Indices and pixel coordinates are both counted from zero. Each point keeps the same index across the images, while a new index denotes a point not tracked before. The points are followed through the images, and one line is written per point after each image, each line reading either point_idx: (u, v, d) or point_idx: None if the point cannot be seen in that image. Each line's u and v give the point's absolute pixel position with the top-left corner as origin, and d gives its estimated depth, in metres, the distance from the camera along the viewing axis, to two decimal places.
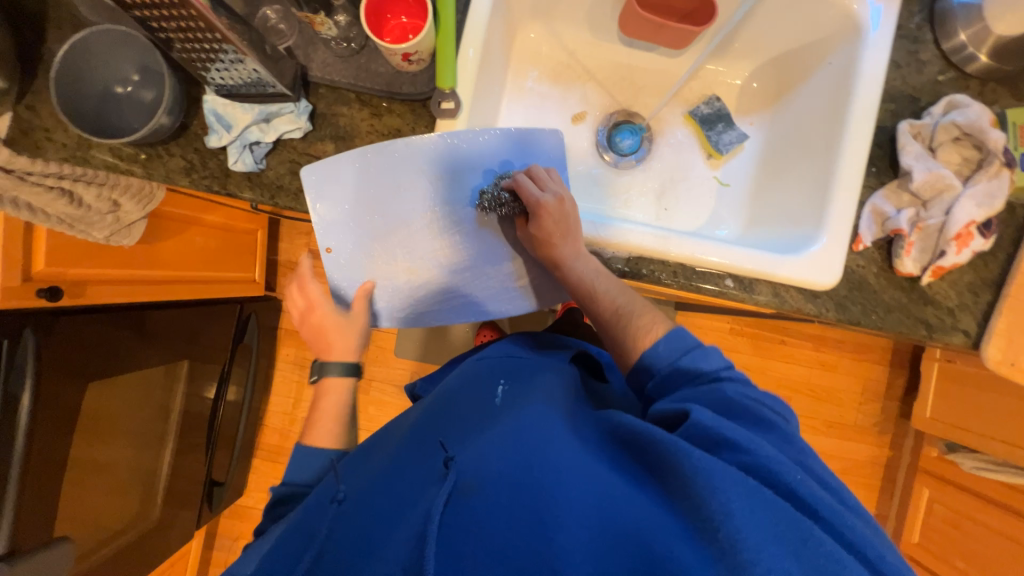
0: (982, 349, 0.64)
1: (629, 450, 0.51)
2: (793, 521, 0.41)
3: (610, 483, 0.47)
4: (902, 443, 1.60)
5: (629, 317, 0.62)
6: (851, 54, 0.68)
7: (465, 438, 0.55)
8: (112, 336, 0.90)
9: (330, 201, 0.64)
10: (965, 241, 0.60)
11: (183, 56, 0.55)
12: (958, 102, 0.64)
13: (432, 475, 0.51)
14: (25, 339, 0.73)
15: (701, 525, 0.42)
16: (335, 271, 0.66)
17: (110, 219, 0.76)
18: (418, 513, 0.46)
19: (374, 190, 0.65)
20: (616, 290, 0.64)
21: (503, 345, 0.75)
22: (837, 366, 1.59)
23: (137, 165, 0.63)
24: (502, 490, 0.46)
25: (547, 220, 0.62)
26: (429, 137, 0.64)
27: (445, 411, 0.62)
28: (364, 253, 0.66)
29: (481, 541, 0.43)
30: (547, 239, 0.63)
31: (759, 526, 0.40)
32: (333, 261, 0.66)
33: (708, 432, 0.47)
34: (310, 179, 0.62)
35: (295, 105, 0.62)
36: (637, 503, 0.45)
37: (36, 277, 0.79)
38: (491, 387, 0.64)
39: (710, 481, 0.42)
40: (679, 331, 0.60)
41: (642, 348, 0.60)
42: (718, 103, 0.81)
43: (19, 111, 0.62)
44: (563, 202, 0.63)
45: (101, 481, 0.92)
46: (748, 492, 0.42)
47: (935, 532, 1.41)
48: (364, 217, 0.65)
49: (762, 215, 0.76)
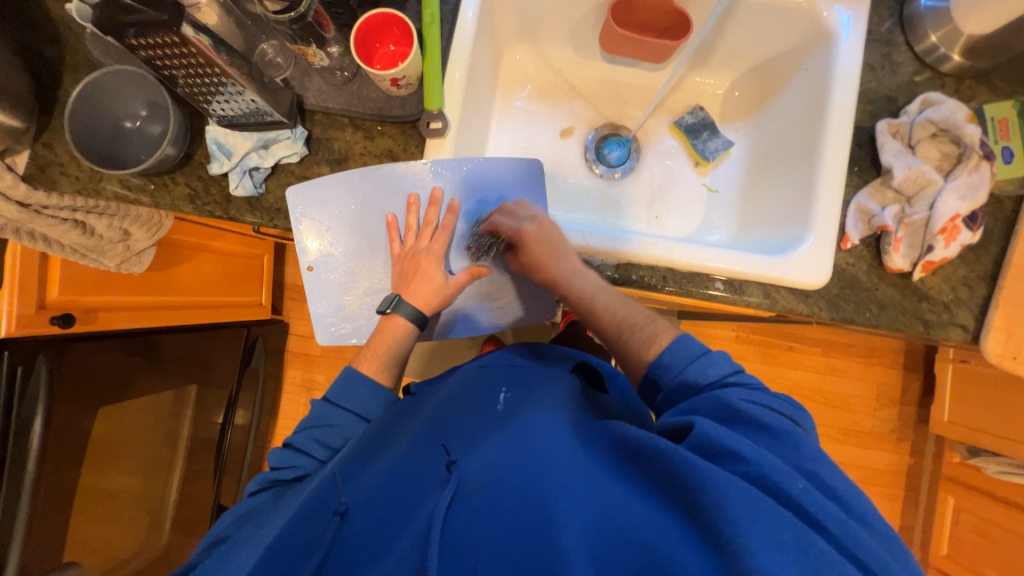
0: (982, 342, 0.63)
1: (634, 458, 0.50)
2: (798, 531, 0.40)
3: (613, 489, 0.46)
4: (923, 449, 1.55)
5: (631, 329, 0.62)
6: (826, 60, 0.70)
7: (470, 441, 0.54)
8: (121, 362, 0.92)
9: (316, 222, 0.66)
10: (952, 235, 0.60)
11: (186, 90, 0.59)
12: (932, 100, 0.65)
13: (432, 479, 0.51)
14: (38, 365, 0.75)
15: (707, 530, 0.42)
16: (314, 289, 0.67)
17: (121, 248, 0.79)
18: (421, 518, 0.46)
19: (361, 208, 0.67)
20: (615, 303, 0.64)
21: (505, 354, 0.74)
22: (848, 371, 1.56)
23: (144, 194, 0.66)
24: (506, 493, 0.46)
25: (533, 247, 0.65)
26: (410, 163, 0.66)
27: (446, 414, 0.61)
28: (346, 270, 0.68)
29: (482, 539, 0.43)
30: (539, 263, 0.65)
31: (765, 538, 0.39)
32: (315, 279, 0.67)
33: (711, 443, 0.47)
34: (293, 201, 0.65)
35: (292, 131, 0.66)
36: (640, 509, 0.45)
37: (50, 306, 0.82)
38: (493, 394, 0.63)
39: (717, 492, 0.42)
40: (685, 339, 0.59)
41: (648, 359, 0.60)
42: (702, 112, 0.83)
43: (38, 149, 0.66)
44: (544, 225, 0.65)
45: (110, 507, 0.93)
46: (751, 501, 0.41)
47: (964, 541, 1.35)
48: (348, 237, 0.67)
49: (751, 219, 0.77)
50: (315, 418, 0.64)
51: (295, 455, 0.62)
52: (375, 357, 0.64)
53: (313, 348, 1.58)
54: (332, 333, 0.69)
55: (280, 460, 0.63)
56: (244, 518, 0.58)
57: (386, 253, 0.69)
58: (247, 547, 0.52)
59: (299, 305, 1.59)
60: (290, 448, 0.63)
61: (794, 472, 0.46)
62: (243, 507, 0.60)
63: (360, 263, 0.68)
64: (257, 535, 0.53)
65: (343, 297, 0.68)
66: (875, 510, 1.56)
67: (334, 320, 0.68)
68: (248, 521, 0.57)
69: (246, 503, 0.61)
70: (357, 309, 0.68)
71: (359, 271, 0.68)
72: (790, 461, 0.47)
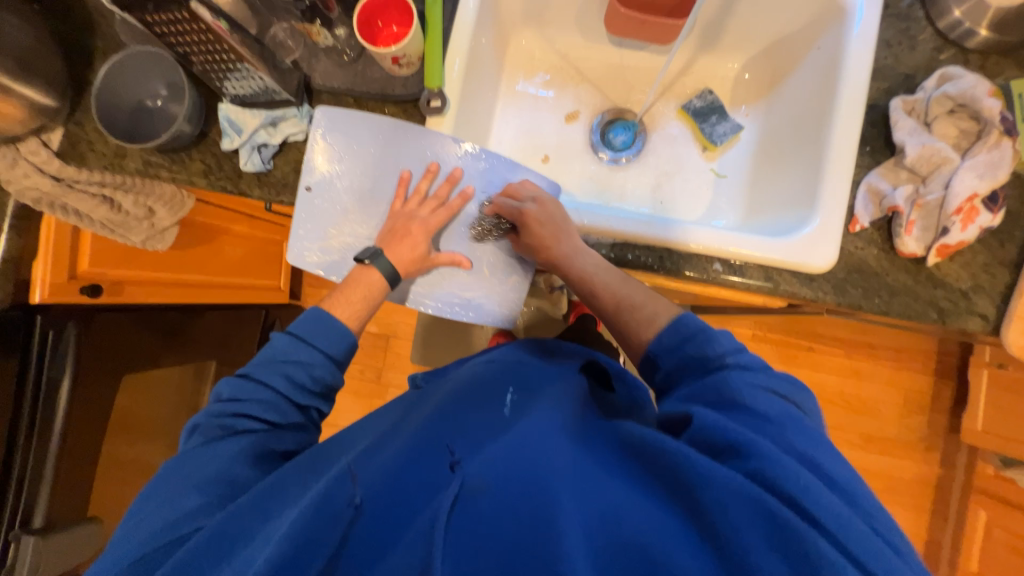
0: (1003, 333, 0.60)
1: (640, 459, 0.49)
2: (789, 530, 0.39)
3: (617, 491, 0.45)
4: (954, 461, 1.46)
5: (631, 309, 0.62)
6: (837, 37, 0.68)
7: (475, 442, 0.52)
8: (143, 338, 0.97)
9: (327, 155, 0.67)
10: (969, 216, 0.57)
11: (202, 68, 0.62)
12: (952, 74, 0.62)
13: (436, 476, 0.48)
14: (67, 331, 0.81)
15: (705, 530, 0.42)
16: (304, 210, 0.67)
17: (146, 225, 0.84)
18: (424, 519, 0.44)
19: (375, 157, 0.68)
20: (618, 284, 0.64)
21: (513, 350, 0.73)
22: (873, 375, 1.49)
23: (163, 169, 0.70)
24: (507, 496, 0.45)
25: (534, 226, 0.65)
26: (444, 137, 0.69)
27: (452, 408, 0.59)
28: (340, 208, 0.68)
29: (488, 543, 0.42)
30: (541, 246, 0.64)
31: (760, 534, 0.40)
32: (309, 200, 0.67)
33: (713, 433, 0.48)
34: (320, 120, 0.66)
35: (298, 110, 0.69)
36: (643, 509, 0.44)
37: (80, 276, 0.86)
38: (498, 394, 0.62)
39: (719, 495, 0.42)
40: (685, 318, 0.60)
41: (647, 339, 0.61)
42: (711, 95, 0.81)
43: (70, 127, 0.71)
44: (550, 205, 0.66)
45: (130, 471, 0.99)
46: (752, 503, 0.41)
47: (995, 560, 1.27)
48: (351, 176, 0.68)
49: (759, 205, 0.75)
50: (282, 352, 0.60)
51: (257, 389, 0.58)
52: (350, 304, 0.63)
53: None
54: (304, 258, 0.68)
55: (236, 392, 0.58)
56: (221, 487, 0.53)
57: (385, 205, 0.70)
58: (248, 540, 0.46)
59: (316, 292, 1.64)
60: (249, 380, 0.59)
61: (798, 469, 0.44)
62: (209, 469, 0.54)
63: (356, 206, 0.69)
64: (258, 523, 0.48)
65: (329, 229, 0.68)
66: (899, 523, 1.48)
67: (311, 243, 0.68)
68: (238, 492, 0.52)
69: (202, 455, 0.55)
70: (336, 244, 0.69)
71: (353, 211, 0.69)
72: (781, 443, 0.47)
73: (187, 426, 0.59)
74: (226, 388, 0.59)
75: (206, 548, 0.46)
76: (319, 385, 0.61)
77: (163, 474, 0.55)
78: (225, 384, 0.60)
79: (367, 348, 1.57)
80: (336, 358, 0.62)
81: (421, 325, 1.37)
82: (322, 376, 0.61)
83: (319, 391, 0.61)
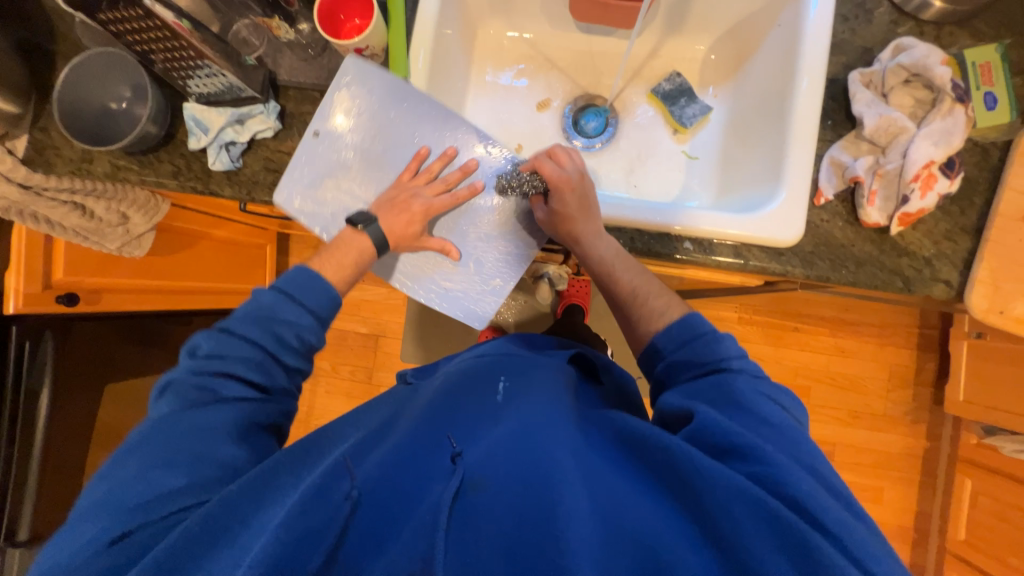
0: (967, 298, 0.61)
1: (639, 454, 0.50)
2: (793, 530, 0.40)
3: (620, 487, 0.46)
4: (940, 432, 1.49)
5: (645, 298, 0.65)
6: (797, 15, 0.69)
7: (473, 435, 0.53)
8: (113, 348, 0.97)
9: (344, 105, 0.68)
10: (927, 183, 0.59)
11: (163, 67, 0.62)
12: (905, 45, 0.63)
13: (436, 469, 0.49)
14: (44, 341, 0.81)
15: (708, 531, 0.42)
16: (304, 153, 0.67)
17: (121, 231, 0.83)
18: (423, 512, 0.44)
19: (390, 122, 0.69)
20: (636, 272, 0.66)
21: (501, 344, 0.73)
22: (858, 352, 1.51)
23: (132, 172, 0.69)
24: (507, 491, 0.45)
25: (567, 198, 0.64)
26: (472, 132, 0.70)
27: (450, 400, 0.59)
28: (342, 162, 0.69)
29: (492, 537, 0.42)
30: (567, 217, 0.64)
31: (763, 535, 0.41)
32: (313, 145, 0.68)
33: (720, 436, 0.48)
34: (346, 68, 0.67)
35: (265, 106, 0.68)
36: (645, 507, 0.44)
37: (55, 285, 0.82)
38: (491, 385, 0.62)
39: (721, 494, 0.43)
40: (691, 317, 0.61)
41: (656, 330, 0.63)
42: (679, 78, 0.82)
43: (35, 133, 0.70)
44: (583, 177, 0.65)
45: None
46: (753, 504, 0.42)
47: (981, 526, 1.29)
48: (360, 136, 0.69)
49: (729, 183, 0.76)
50: (266, 308, 0.57)
51: (239, 345, 0.55)
52: (340, 267, 0.63)
53: None
54: (289, 201, 0.67)
55: (218, 348, 0.55)
56: (211, 470, 0.49)
57: (390, 174, 0.70)
58: (233, 536, 0.43)
59: None
60: (231, 336, 0.55)
61: (801, 471, 0.45)
62: (191, 445, 0.50)
63: (359, 165, 0.69)
64: (247, 514, 0.45)
65: (324, 181, 0.68)
66: (890, 496, 1.50)
67: (301, 191, 0.67)
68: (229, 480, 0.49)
69: (178, 428, 0.51)
70: (328, 196, 0.68)
71: (354, 168, 0.69)
72: (787, 451, 0.47)
73: (158, 385, 0.54)
74: (205, 343, 0.55)
75: (193, 539, 0.43)
76: (303, 347, 0.58)
77: (136, 451, 0.50)
78: (202, 339, 0.56)
79: (357, 349, 1.57)
80: (323, 318, 0.60)
81: (409, 323, 1.37)
82: (308, 337, 0.58)
83: (302, 354, 0.58)
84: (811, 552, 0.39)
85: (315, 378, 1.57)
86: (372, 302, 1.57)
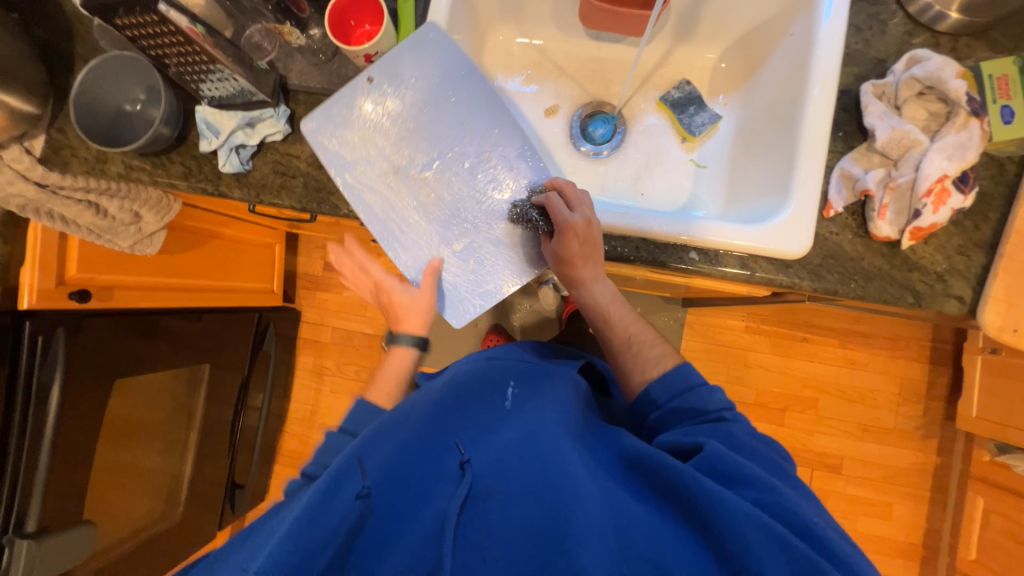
0: (980, 315, 0.60)
1: (641, 473, 0.51)
2: (799, 554, 0.42)
3: (628, 505, 0.47)
4: (951, 448, 1.46)
5: (639, 347, 0.67)
6: (810, 25, 0.68)
7: (480, 438, 0.53)
8: (144, 348, 0.95)
9: (405, 67, 0.68)
10: (940, 198, 0.58)
11: (177, 71, 0.63)
12: (920, 56, 0.62)
13: (444, 473, 0.49)
14: (56, 337, 0.79)
15: (719, 554, 0.43)
16: (348, 95, 0.68)
17: (133, 229, 0.84)
18: (431, 516, 0.45)
19: (447, 101, 0.69)
20: (628, 319, 0.68)
21: (513, 349, 0.73)
22: (869, 364, 1.49)
23: (144, 173, 0.71)
24: (518, 503, 0.45)
25: (571, 242, 0.63)
26: (511, 146, 0.70)
27: (461, 399, 0.59)
28: (379, 117, 0.68)
29: (501, 547, 0.43)
30: (569, 261, 0.64)
31: (775, 560, 0.42)
32: (360, 90, 0.68)
33: (726, 464, 0.50)
34: (425, 30, 0.68)
35: (275, 110, 0.69)
36: (655, 527, 0.46)
37: (69, 281, 0.86)
38: (500, 388, 0.62)
39: (729, 516, 0.44)
40: (686, 367, 0.63)
41: (650, 379, 0.64)
42: (689, 86, 0.81)
43: (53, 134, 0.72)
44: (590, 226, 0.62)
45: (121, 478, 0.96)
46: (762, 529, 0.43)
47: (993, 546, 1.26)
48: (413, 104, 0.69)
49: (737, 192, 0.75)
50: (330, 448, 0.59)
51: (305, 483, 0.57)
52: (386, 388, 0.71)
53: (323, 335, 1.60)
54: (315, 131, 0.67)
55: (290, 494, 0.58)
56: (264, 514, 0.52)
57: (423, 145, 0.69)
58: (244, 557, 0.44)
59: (309, 295, 1.61)
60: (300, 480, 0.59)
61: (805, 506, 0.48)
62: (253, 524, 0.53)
63: (394, 127, 0.69)
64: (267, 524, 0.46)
65: (357, 126, 0.68)
66: (899, 512, 1.47)
67: (332, 129, 0.68)
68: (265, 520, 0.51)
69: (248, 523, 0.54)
70: (355, 143, 0.68)
71: (390, 127, 0.69)
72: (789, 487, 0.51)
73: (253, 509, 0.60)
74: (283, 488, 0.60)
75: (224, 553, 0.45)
76: None
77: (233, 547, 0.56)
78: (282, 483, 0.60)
79: (362, 349, 1.58)
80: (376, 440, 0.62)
81: None
82: None
83: None
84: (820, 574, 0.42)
85: (321, 377, 1.58)
86: None
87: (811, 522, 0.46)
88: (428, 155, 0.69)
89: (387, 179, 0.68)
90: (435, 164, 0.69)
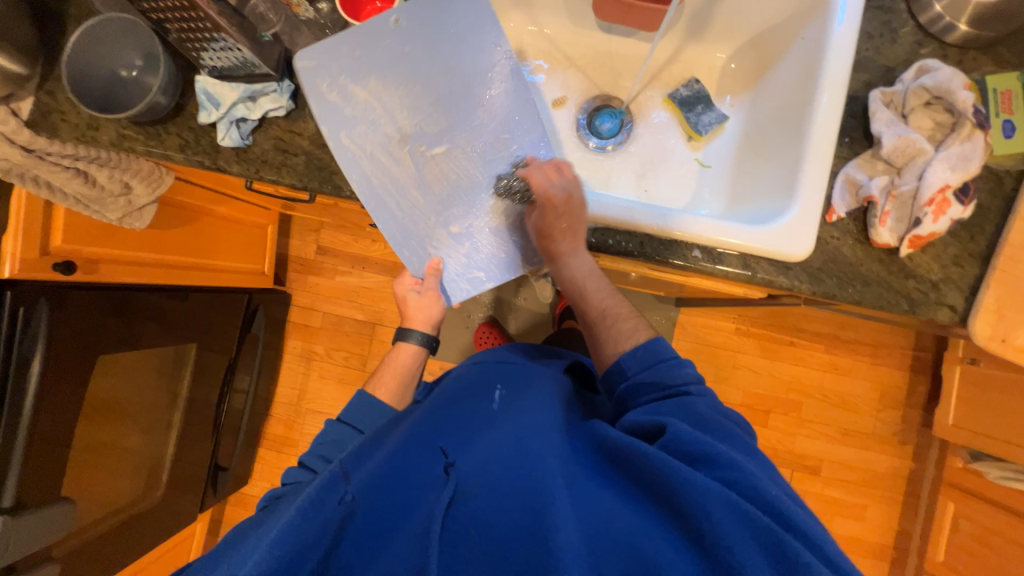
0: (969, 325, 0.61)
1: (620, 464, 0.50)
2: (767, 531, 0.42)
3: (603, 495, 0.47)
4: (925, 454, 1.50)
5: (615, 320, 0.68)
6: (822, 29, 0.68)
7: (468, 439, 0.53)
8: (130, 325, 0.92)
9: (421, 23, 0.64)
10: (941, 208, 0.59)
11: (178, 38, 0.60)
12: (929, 67, 0.63)
13: (427, 476, 0.49)
14: (39, 310, 0.76)
15: (689, 532, 0.44)
16: (355, 45, 0.63)
17: (123, 202, 0.80)
18: (419, 518, 0.46)
19: (466, 73, 0.67)
20: (604, 293, 0.69)
21: (499, 351, 0.73)
22: (852, 370, 1.52)
23: (138, 143, 0.68)
24: (499, 499, 0.45)
25: (552, 214, 0.64)
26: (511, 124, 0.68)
27: (447, 410, 0.58)
28: (386, 76, 0.65)
29: (481, 542, 0.43)
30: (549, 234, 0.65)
31: (745, 541, 0.42)
32: (369, 41, 0.64)
33: (689, 446, 0.49)
34: None
35: (278, 85, 0.67)
36: (626, 512, 0.46)
37: (53, 252, 0.82)
38: (488, 392, 0.61)
39: (699, 497, 0.44)
40: (659, 342, 0.63)
41: (624, 355, 0.64)
42: (698, 84, 0.81)
43: (41, 97, 0.68)
44: (568, 197, 0.64)
45: (103, 456, 0.94)
46: (731, 508, 0.43)
47: (960, 549, 1.31)
48: (423, 67, 0.66)
49: (740, 194, 0.76)
50: (334, 436, 0.71)
51: (302, 474, 0.67)
52: (387, 386, 0.77)
53: (313, 319, 1.57)
54: (312, 80, 0.63)
55: (289, 478, 0.68)
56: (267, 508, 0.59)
57: (429, 114, 0.67)
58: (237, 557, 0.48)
59: (300, 278, 1.58)
60: (300, 467, 0.68)
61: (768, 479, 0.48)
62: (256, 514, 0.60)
63: (400, 90, 0.66)
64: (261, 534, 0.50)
65: (360, 81, 0.64)
66: (872, 514, 1.52)
67: (331, 81, 0.64)
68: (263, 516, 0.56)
69: (262, 510, 0.61)
70: (355, 101, 0.65)
71: (395, 89, 0.66)
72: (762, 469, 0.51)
73: (263, 498, 0.67)
74: (284, 476, 0.69)
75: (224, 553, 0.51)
76: None
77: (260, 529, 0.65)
78: (285, 475, 0.69)
79: (353, 335, 1.56)
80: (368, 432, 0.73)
81: None
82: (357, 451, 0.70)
83: None
84: (784, 547, 0.42)
85: (309, 362, 1.56)
86: (370, 290, 1.57)
87: (777, 500, 0.45)
88: (437, 130, 0.67)
89: (391, 146, 0.66)
90: (444, 140, 0.67)
